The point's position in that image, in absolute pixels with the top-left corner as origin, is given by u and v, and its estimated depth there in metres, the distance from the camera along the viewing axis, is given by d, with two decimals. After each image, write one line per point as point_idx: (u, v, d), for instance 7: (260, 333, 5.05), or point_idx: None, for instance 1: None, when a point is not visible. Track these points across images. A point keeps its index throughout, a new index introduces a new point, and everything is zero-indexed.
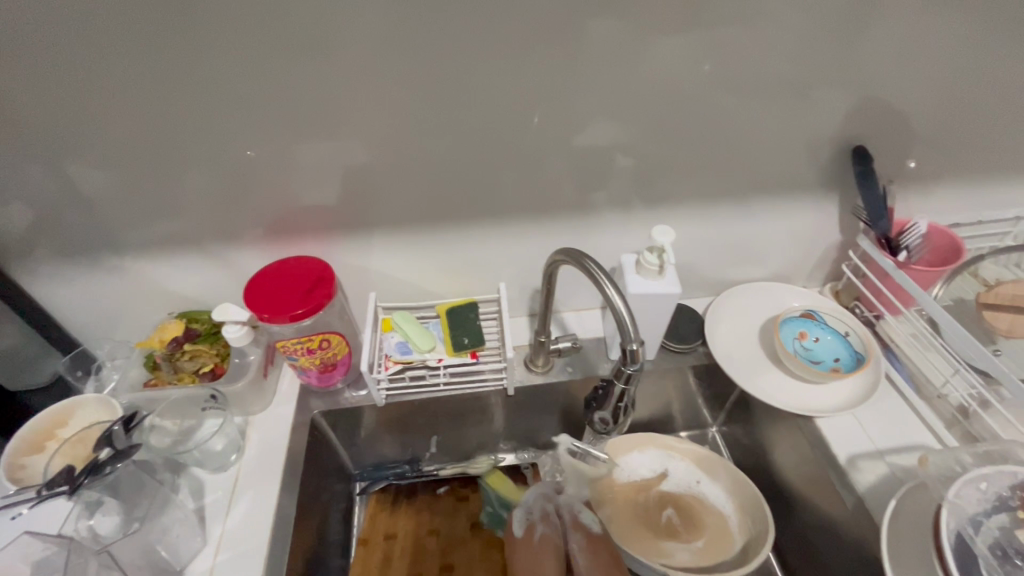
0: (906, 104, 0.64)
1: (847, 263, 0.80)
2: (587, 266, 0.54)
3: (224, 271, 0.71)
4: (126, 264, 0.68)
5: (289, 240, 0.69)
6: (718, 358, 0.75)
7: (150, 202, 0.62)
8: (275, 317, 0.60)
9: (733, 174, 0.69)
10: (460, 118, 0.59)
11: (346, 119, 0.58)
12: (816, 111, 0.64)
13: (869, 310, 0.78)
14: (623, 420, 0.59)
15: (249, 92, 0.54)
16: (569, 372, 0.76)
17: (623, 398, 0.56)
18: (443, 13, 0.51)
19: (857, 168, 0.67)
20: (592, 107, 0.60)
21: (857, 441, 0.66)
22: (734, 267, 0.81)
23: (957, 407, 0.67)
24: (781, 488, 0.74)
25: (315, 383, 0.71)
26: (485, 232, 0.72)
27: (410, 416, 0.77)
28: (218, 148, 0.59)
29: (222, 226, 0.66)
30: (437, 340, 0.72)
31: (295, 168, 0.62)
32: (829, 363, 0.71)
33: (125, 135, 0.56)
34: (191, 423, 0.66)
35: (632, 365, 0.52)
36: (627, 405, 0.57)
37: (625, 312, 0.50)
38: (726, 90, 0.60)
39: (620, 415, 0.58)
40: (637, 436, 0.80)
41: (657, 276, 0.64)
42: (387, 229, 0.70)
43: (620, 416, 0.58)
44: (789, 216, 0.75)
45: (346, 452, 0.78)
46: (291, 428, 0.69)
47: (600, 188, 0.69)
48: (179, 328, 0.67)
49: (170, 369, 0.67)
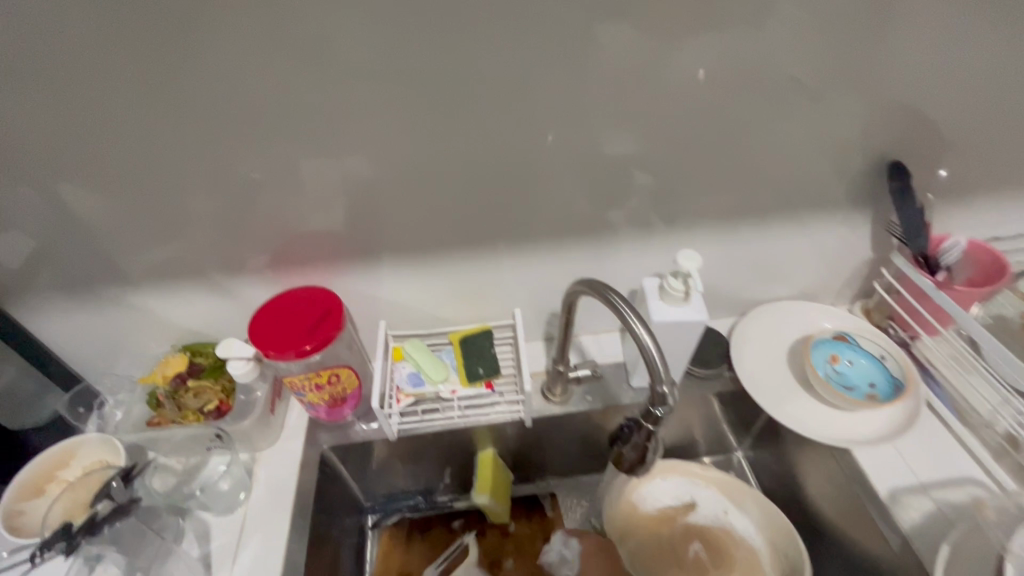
0: (943, 114, 0.61)
1: (880, 280, 0.76)
2: (610, 298, 0.51)
3: (228, 302, 0.69)
4: (127, 296, 0.66)
5: (295, 268, 0.66)
6: (745, 384, 0.72)
7: (150, 233, 0.60)
8: (281, 354, 0.57)
9: (758, 191, 0.66)
10: (473, 139, 0.57)
11: (353, 143, 0.55)
12: (847, 124, 0.60)
13: (904, 331, 0.75)
14: (651, 461, 0.55)
15: (251, 117, 0.52)
16: (589, 401, 0.72)
17: (651, 439, 0.52)
18: (453, 30, 0.49)
19: (893, 183, 0.64)
20: (611, 124, 0.57)
21: (899, 475, 0.62)
22: (758, 286, 0.77)
23: (1006, 436, 0.63)
24: (815, 520, 0.70)
25: (324, 417, 0.68)
26: (498, 256, 0.69)
27: (422, 448, 0.73)
28: (220, 175, 0.56)
29: (225, 255, 0.64)
30: (450, 370, 0.69)
31: (301, 195, 0.59)
32: (863, 389, 0.67)
33: (124, 163, 0.54)
34: (196, 460, 0.64)
35: (661, 407, 0.49)
36: (655, 445, 0.54)
37: (653, 351, 0.47)
38: (753, 103, 0.57)
39: (648, 455, 0.54)
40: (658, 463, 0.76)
41: (682, 302, 0.61)
42: (396, 255, 0.67)
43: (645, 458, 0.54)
44: (818, 233, 0.72)
45: (356, 485, 0.75)
46: (300, 465, 0.66)
47: (619, 208, 0.66)
48: (182, 362, 0.65)
49: (174, 406, 0.64)
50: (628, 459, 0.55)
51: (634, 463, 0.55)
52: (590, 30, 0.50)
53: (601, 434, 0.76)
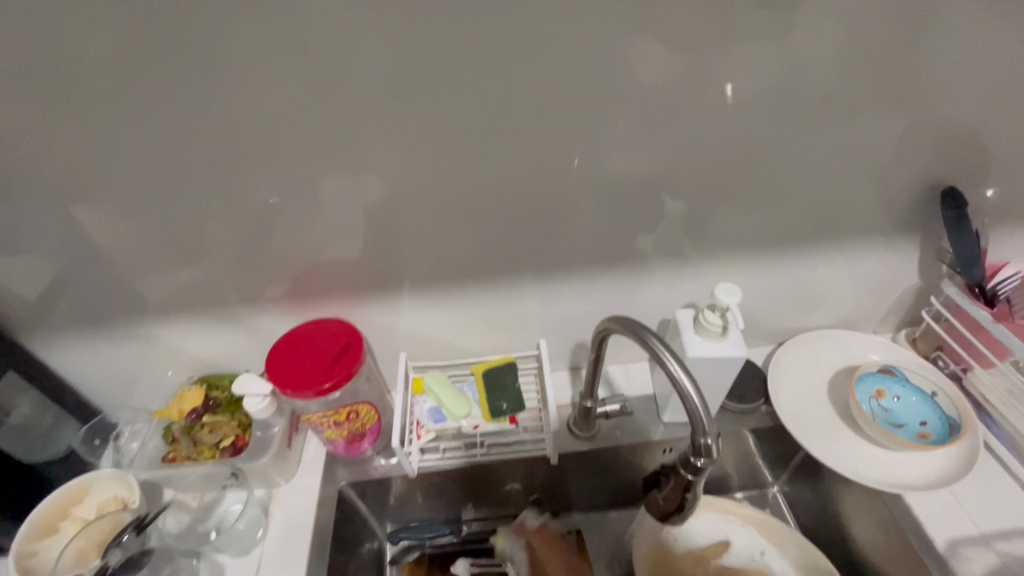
0: (998, 134, 0.57)
1: (927, 309, 0.71)
2: (645, 338, 0.47)
3: (245, 333, 0.67)
4: (144, 328, 0.64)
5: (313, 298, 0.64)
6: (784, 419, 0.68)
7: (166, 264, 0.59)
8: (298, 393, 0.55)
9: (797, 216, 0.62)
10: (498, 167, 0.54)
11: (375, 171, 0.53)
12: (893, 145, 0.57)
13: (955, 363, 0.69)
14: (691, 510, 0.50)
15: (268, 146, 0.50)
16: (618, 436, 0.69)
17: (690, 489, 0.48)
18: (476, 55, 0.47)
19: (950, 212, 0.60)
20: (643, 149, 0.55)
21: (956, 524, 0.58)
22: (796, 314, 0.73)
23: None
24: (863, 567, 0.65)
25: (342, 452, 0.66)
26: (522, 285, 0.66)
27: (442, 483, 0.71)
28: (239, 206, 0.55)
29: (242, 286, 0.62)
30: (472, 403, 0.66)
31: (320, 224, 0.57)
32: (914, 427, 0.62)
33: (142, 194, 0.53)
34: (211, 498, 0.63)
35: (702, 459, 0.45)
36: (694, 496, 0.49)
37: (695, 397, 0.44)
38: (793, 125, 0.54)
39: (688, 504, 0.49)
40: None
41: (719, 337, 0.57)
42: (417, 284, 0.64)
43: (685, 507, 0.50)
44: (860, 260, 0.68)
45: (375, 518, 0.72)
46: (317, 503, 0.64)
47: (649, 235, 0.62)
48: (198, 397, 0.63)
49: (189, 442, 0.62)
50: (664, 505, 0.51)
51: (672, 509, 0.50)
52: (623, 53, 0.48)
53: (629, 469, 0.72)
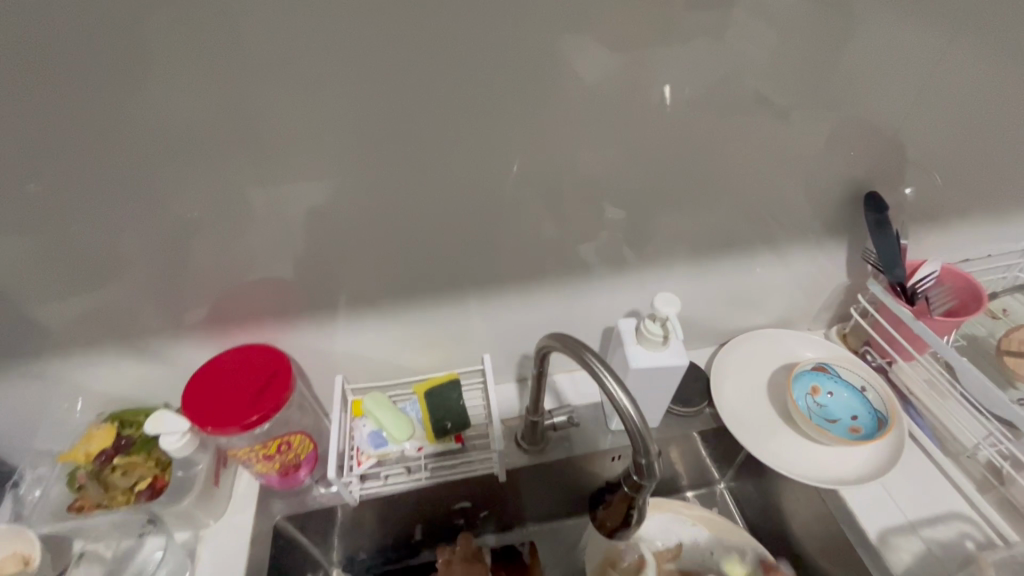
0: (916, 142, 0.60)
1: (855, 305, 0.74)
2: (586, 358, 0.46)
3: (161, 362, 0.61)
4: (37, 364, 0.57)
5: (238, 322, 0.59)
6: (726, 421, 0.69)
7: (59, 293, 0.52)
8: (221, 429, 0.51)
9: (735, 222, 0.63)
10: (433, 179, 0.52)
11: (299, 188, 0.49)
12: (822, 152, 0.58)
13: (882, 356, 0.73)
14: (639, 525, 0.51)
15: (170, 162, 0.45)
16: (566, 446, 0.68)
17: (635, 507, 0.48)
18: (401, 59, 0.43)
19: (872, 215, 0.63)
20: (581, 158, 0.53)
21: (888, 515, 0.60)
22: (736, 314, 0.75)
23: (988, 465, 0.62)
24: (804, 560, 0.67)
25: (276, 485, 0.62)
26: (464, 300, 0.64)
27: (388, 509, 0.67)
28: (145, 228, 0.49)
29: (152, 313, 0.56)
30: (415, 424, 0.64)
31: (241, 245, 0.53)
32: (847, 421, 0.65)
33: (24, 220, 0.46)
34: (128, 546, 0.58)
35: (646, 480, 0.45)
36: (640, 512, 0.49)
37: (636, 417, 0.43)
38: (728, 136, 0.55)
39: (634, 520, 0.49)
40: None
41: (661, 347, 0.57)
42: (353, 303, 0.61)
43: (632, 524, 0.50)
44: (795, 261, 0.69)
45: (317, 550, 0.68)
46: (250, 542, 0.59)
47: (591, 244, 0.61)
48: (108, 437, 0.58)
49: (98, 488, 0.56)
50: (613, 526, 0.51)
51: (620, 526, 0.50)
52: (559, 65, 0.46)
53: (580, 479, 0.72)
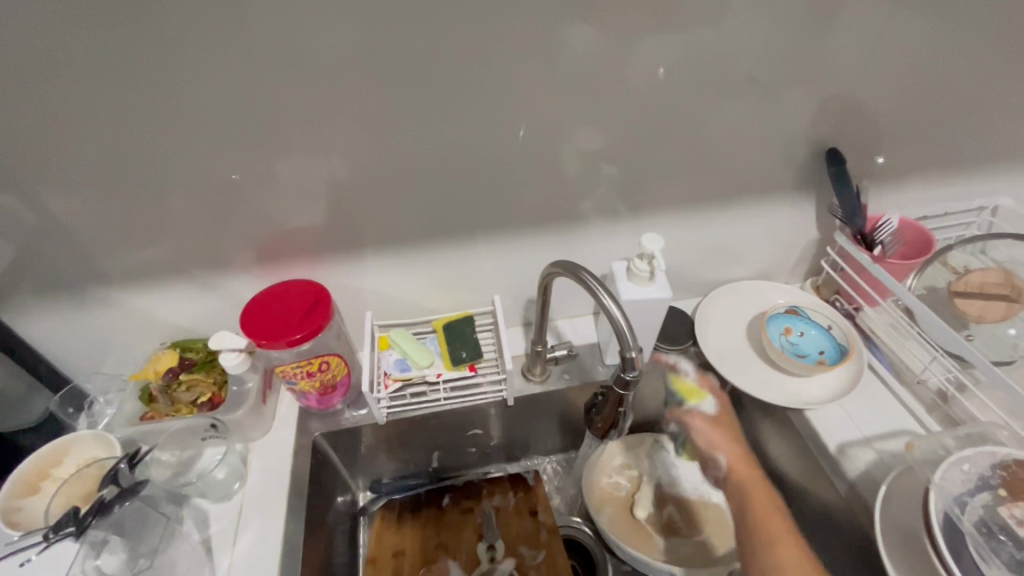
0: (875, 107, 0.68)
1: (825, 258, 0.83)
2: (582, 276, 0.56)
3: (216, 297, 0.71)
4: (115, 295, 0.67)
5: (283, 262, 0.69)
6: (708, 356, 0.78)
7: (138, 231, 0.62)
8: (272, 343, 0.61)
9: (714, 179, 0.71)
10: (451, 135, 0.60)
11: (339, 142, 0.59)
12: (791, 117, 0.66)
13: (850, 303, 0.81)
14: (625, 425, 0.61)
15: (236, 117, 0.55)
16: (567, 379, 0.78)
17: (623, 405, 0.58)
18: (427, 29, 0.52)
19: (831, 169, 0.71)
20: (580, 119, 0.62)
21: (847, 430, 0.69)
22: (719, 267, 0.84)
23: (937, 391, 0.71)
24: (776, 479, 0.76)
25: (314, 405, 0.71)
26: (477, 246, 0.73)
27: (411, 432, 0.77)
28: (210, 176, 0.59)
29: (213, 252, 0.66)
30: (435, 355, 0.73)
31: (289, 193, 0.62)
32: (815, 356, 0.74)
33: (116, 167, 0.56)
34: (191, 453, 0.66)
35: (631, 371, 0.55)
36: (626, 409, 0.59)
37: (622, 321, 0.53)
38: (707, 101, 0.63)
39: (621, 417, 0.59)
40: (629, 437, 0.82)
41: (648, 282, 0.67)
42: (380, 247, 0.70)
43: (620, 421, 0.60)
44: (770, 217, 0.78)
45: (347, 470, 0.78)
46: (293, 452, 0.69)
47: (588, 197, 0.70)
48: (173, 358, 0.67)
49: (166, 401, 0.66)
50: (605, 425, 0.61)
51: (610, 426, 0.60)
52: (559, 36, 0.55)
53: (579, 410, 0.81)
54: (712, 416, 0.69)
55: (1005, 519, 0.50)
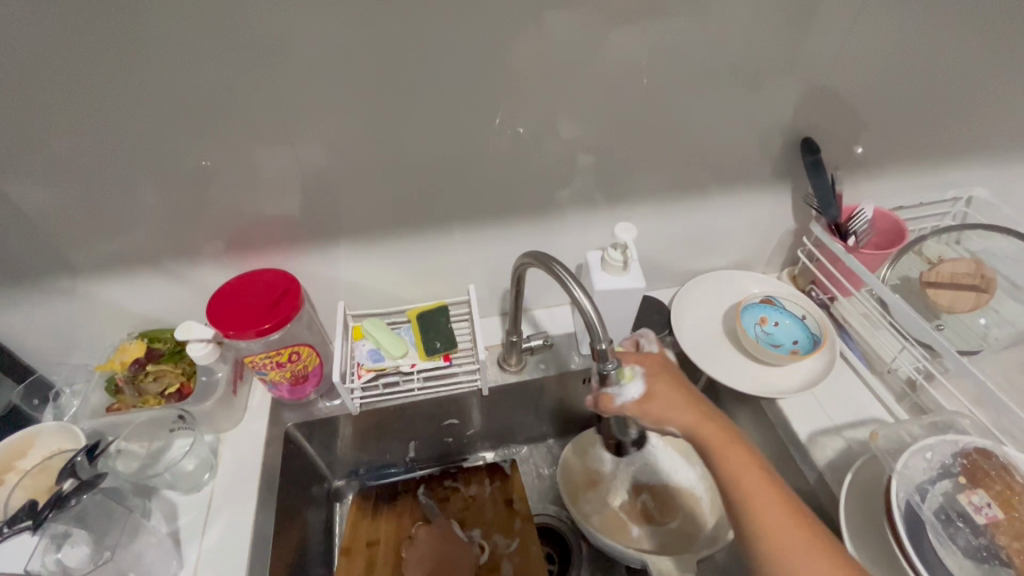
0: (852, 96, 0.67)
1: (802, 248, 0.83)
2: (554, 268, 0.55)
3: (185, 287, 0.69)
4: (79, 285, 0.66)
5: (253, 251, 0.68)
6: (684, 345, 0.78)
7: (100, 220, 0.60)
8: (240, 334, 0.60)
9: (692, 169, 0.71)
10: (422, 123, 0.59)
11: (306, 129, 0.57)
12: (768, 106, 0.66)
13: (825, 293, 0.82)
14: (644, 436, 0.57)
15: (199, 102, 0.53)
16: (543, 368, 0.78)
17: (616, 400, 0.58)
18: (396, 13, 0.51)
19: (807, 158, 0.70)
20: (554, 107, 0.61)
21: (818, 419, 0.70)
22: (697, 256, 0.84)
23: (906, 379, 0.72)
24: None
25: (287, 396, 0.71)
26: (451, 235, 0.72)
27: (386, 422, 0.77)
28: (172, 163, 0.57)
29: (180, 240, 0.64)
30: (409, 345, 0.72)
31: (256, 181, 0.61)
32: (788, 346, 0.74)
33: (72, 153, 0.54)
34: (160, 444, 0.64)
35: (608, 363, 0.55)
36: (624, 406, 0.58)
37: (593, 313, 0.52)
38: (683, 90, 0.62)
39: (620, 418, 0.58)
40: None
41: (622, 271, 0.66)
42: (353, 236, 0.69)
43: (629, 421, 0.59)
44: (748, 206, 0.78)
45: (322, 461, 0.77)
46: (264, 444, 0.68)
47: (564, 186, 0.70)
48: (140, 349, 0.65)
49: (133, 392, 0.66)
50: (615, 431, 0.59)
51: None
52: (532, 21, 0.54)
53: (556, 400, 0.81)
54: (648, 393, 0.59)
55: (963, 506, 0.51)
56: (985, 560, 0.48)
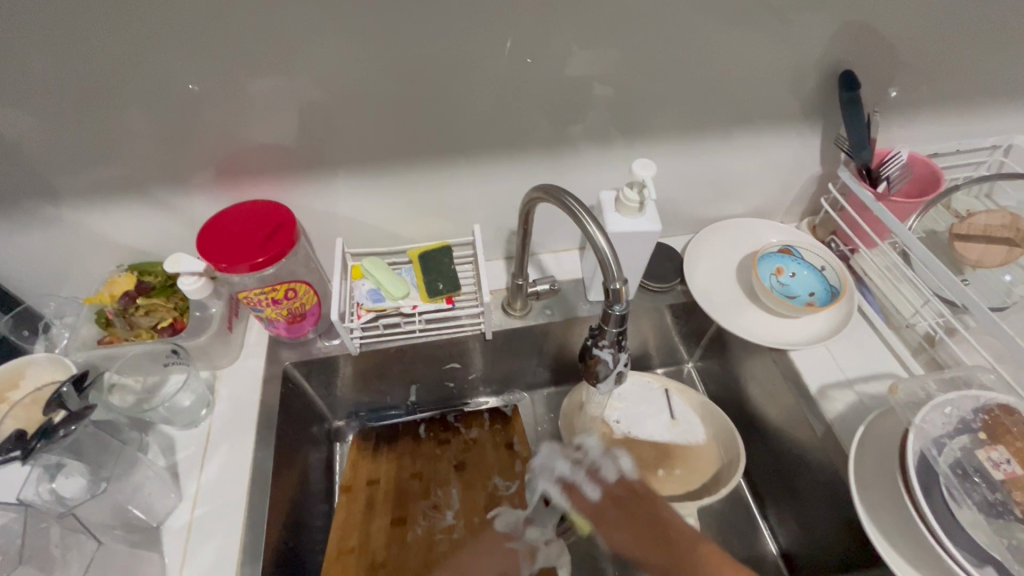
0: (900, 31, 0.61)
1: (826, 196, 0.80)
2: (565, 201, 0.51)
3: (174, 218, 0.66)
4: (60, 215, 0.62)
5: (244, 182, 0.63)
6: (695, 294, 0.76)
7: (75, 147, 0.55)
8: (233, 268, 0.57)
9: (716, 107, 0.65)
10: (424, 46, 0.53)
11: (295, 51, 0.51)
12: (808, 39, 0.59)
13: (846, 244, 0.79)
14: (622, 369, 0.57)
15: (172, 17, 0.47)
16: (548, 314, 0.75)
17: (617, 342, 0.54)
18: None
19: (844, 95, 0.64)
20: (575, 33, 0.55)
21: (830, 372, 0.68)
22: (713, 203, 0.80)
23: (924, 335, 0.70)
24: (753, 418, 0.76)
25: (285, 334, 0.69)
26: (456, 171, 0.68)
27: (387, 363, 0.75)
28: (153, 84, 0.52)
29: (166, 170, 0.60)
30: (411, 286, 0.69)
31: (244, 106, 0.55)
32: (804, 298, 0.71)
33: (43, 70, 0.49)
34: (154, 381, 0.64)
35: (618, 306, 0.51)
36: (624, 346, 0.55)
37: (607, 250, 0.49)
38: (718, 16, 0.55)
39: (613, 363, 0.55)
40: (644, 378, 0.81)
41: (636, 213, 0.63)
42: (351, 169, 0.65)
43: (619, 361, 0.56)
44: (772, 150, 0.73)
45: (321, 401, 0.76)
46: (263, 381, 0.67)
47: (577, 120, 0.64)
48: (130, 282, 0.64)
49: (124, 325, 0.64)
50: (597, 372, 0.56)
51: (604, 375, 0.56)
52: None
53: (561, 346, 0.79)
54: None
55: (981, 462, 0.50)
56: (999, 514, 0.47)
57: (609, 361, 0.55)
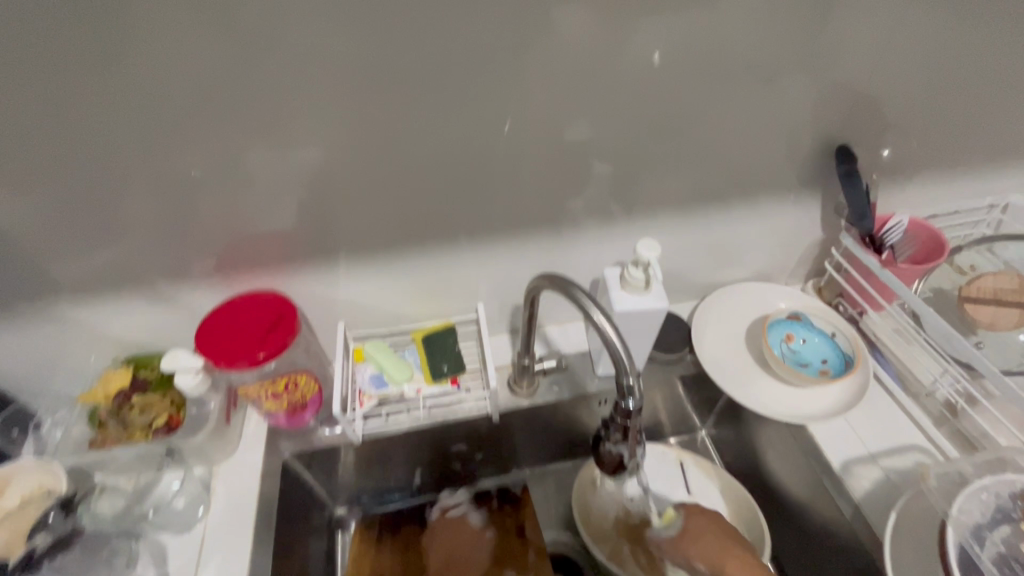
0: (887, 103, 0.62)
1: (830, 258, 0.79)
2: (572, 292, 0.50)
3: (173, 309, 0.65)
4: (59, 309, 0.61)
5: (245, 271, 0.63)
6: (706, 365, 0.74)
7: (77, 242, 0.55)
8: (231, 365, 0.57)
9: (715, 179, 0.66)
10: (426, 134, 0.54)
11: (300, 144, 0.52)
12: (799, 112, 0.61)
13: (853, 307, 0.78)
14: (636, 460, 0.54)
15: (183, 117, 0.48)
16: (556, 390, 0.73)
17: (633, 432, 0.51)
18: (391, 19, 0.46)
19: (842, 167, 0.66)
20: (573, 116, 0.56)
21: (849, 447, 0.66)
22: (718, 269, 0.79)
23: (945, 403, 0.68)
24: (775, 492, 0.73)
25: (285, 423, 0.66)
26: (458, 250, 0.67)
27: (390, 448, 0.72)
28: (160, 179, 0.52)
29: (167, 261, 0.60)
30: (414, 367, 0.69)
31: (248, 196, 0.56)
32: (817, 365, 0.70)
33: (53, 170, 0.49)
34: (147, 480, 0.61)
35: (632, 399, 0.49)
36: (642, 434, 0.52)
37: (618, 342, 0.48)
38: (710, 96, 0.57)
39: (629, 454, 0.53)
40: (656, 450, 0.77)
41: (643, 290, 0.63)
42: (353, 253, 0.64)
43: (636, 449, 0.53)
44: (773, 218, 0.73)
45: (323, 486, 0.72)
46: (260, 476, 0.64)
47: (578, 196, 0.64)
48: (125, 378, 0.62)
49: (118, 425, 0.60)
50: (612, 462, 0.53)
51: (619, 465, 0.53)
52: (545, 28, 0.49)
53: (570, 421, 0.77)
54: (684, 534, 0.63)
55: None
56: None
57: (625, 452, 0.53)
